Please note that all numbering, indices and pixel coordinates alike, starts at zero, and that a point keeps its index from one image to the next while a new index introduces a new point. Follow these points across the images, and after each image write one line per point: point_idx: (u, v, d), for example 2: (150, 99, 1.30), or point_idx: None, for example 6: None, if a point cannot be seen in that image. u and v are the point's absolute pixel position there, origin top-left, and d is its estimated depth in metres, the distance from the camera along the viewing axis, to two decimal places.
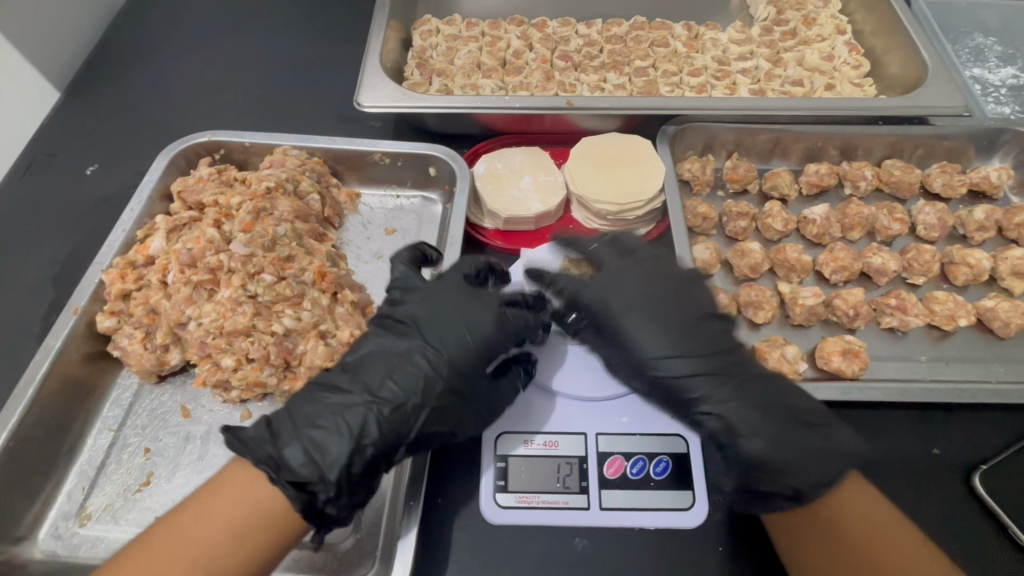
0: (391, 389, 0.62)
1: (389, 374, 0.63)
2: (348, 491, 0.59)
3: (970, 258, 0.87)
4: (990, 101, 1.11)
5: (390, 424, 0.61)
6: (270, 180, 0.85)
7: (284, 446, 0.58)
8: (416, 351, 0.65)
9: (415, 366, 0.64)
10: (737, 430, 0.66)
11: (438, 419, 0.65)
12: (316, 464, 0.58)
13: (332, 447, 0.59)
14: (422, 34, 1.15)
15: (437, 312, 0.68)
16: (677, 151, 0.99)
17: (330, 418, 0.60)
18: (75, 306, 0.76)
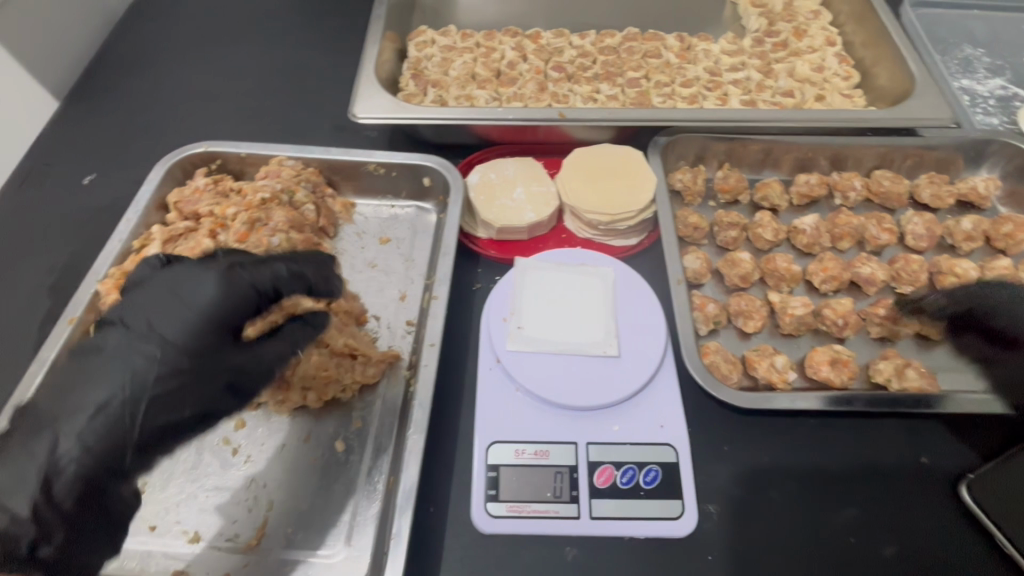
0: (86, 396, 0.55)
1: (83, 384, 0.56)
2: (60, 525, 0.54)
3: (957, 269, 0.88)
4: (978, 112, 1.12)
5: (91, 434, 0.54)
6: (265, 191, 0.87)
7: None
8: (121, 347, 0.57)
9: (116, 364, 0.56)
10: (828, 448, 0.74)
11: (156, 416, 0.57)
12: (2, 510, 0.52)
13: (31, 481, 0.53)
14: (418, 45, 1.16)
15: (142, 297, 0.60)
16: (669, 161, 1.00)
17: (18, 457, 0.54)
18: (70, 316, 0.76)
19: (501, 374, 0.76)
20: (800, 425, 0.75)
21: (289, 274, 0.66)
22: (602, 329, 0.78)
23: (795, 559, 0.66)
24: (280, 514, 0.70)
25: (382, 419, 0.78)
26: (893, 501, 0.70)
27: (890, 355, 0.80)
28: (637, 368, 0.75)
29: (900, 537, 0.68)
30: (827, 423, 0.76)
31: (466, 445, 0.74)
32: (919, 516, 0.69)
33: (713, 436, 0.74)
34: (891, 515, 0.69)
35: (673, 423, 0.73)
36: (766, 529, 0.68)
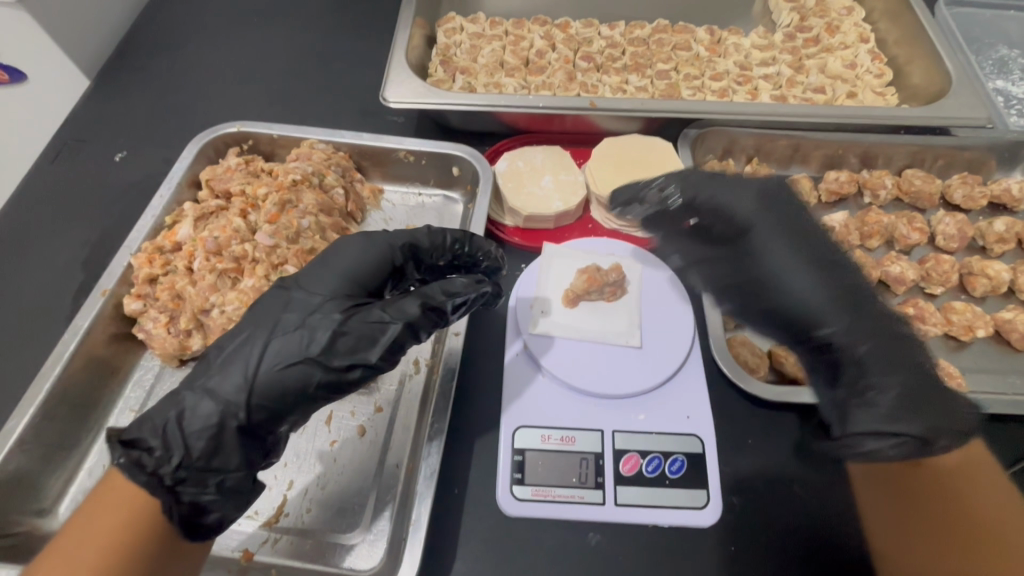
0: (284, 340, 0.60)
1: (270, 329, 0.61)
2: (234, 450, 0.57)
3: (989, 270, 0.87)
4: (1013, 114, 1.10)
5: (270, 379, 0.58)
6: (296, 172, 0.86)
7: (186, 408, 0.57)
8: (272, 296, 0.64)
9: (306, 315, 0.62)
10: (787, 264, 0.69)
11: (284, 355, 0.59)
12: (212, 404, 0.57)
13: (170, 418, 0.56)
14: (447, 32, 1.16)
15: (340, 254, 0.68)
16: (697, 154, 1.00)
17: (225, 362, 0.59)
18: (103, 288, 0.77)
19: (525, 360, 0.77)
20: (788, 250, 0.70)
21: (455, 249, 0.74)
22: (626, 321, 0.79)
23: (811, 556, 0.66)
24: (345, 480, 0.71)
25: (402, 405, 0.76)
26: (855, 316, 0.66)
27: None
28: (660, 360, 0.76)
29: (869, 348, 0.65)
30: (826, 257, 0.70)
31: (491, 430, 0.74)
32: (909, 361, 0.65)
33: (735, 430, 0.75)
34: (875, 338, 0.65)
35: (700, 415, 0.73)
36: (781, 524, 0.68)
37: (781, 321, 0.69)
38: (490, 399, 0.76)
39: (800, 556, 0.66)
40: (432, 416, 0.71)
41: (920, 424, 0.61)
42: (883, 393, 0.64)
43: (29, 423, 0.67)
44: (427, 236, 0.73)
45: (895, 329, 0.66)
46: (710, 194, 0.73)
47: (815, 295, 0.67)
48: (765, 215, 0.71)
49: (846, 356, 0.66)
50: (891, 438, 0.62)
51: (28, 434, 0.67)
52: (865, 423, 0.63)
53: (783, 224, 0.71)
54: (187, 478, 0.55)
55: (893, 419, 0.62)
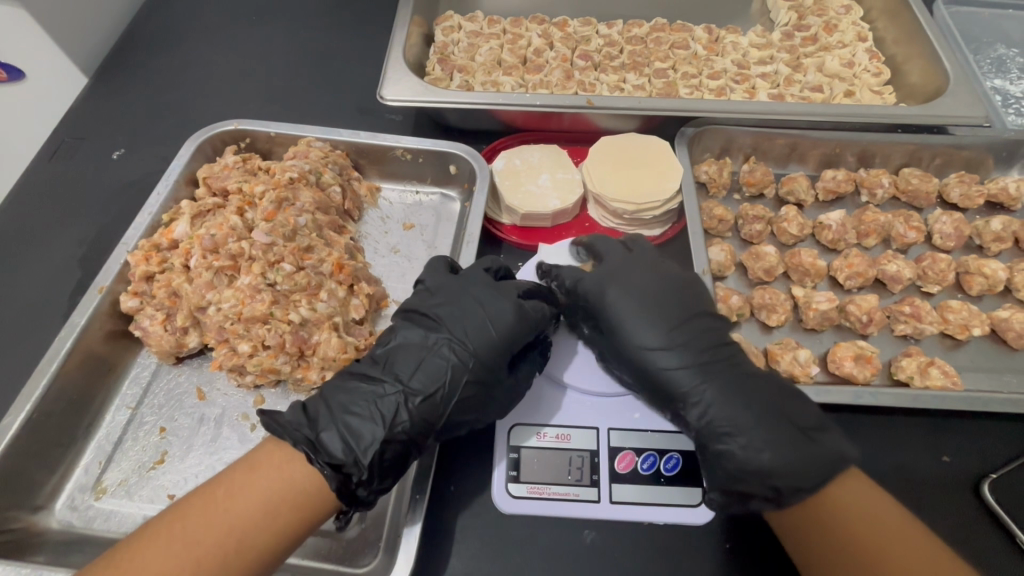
0: (424, 380, 0.64)
1: (419, 366, 0.65)
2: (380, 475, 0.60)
3: (986, 269, 0.87)
4: (1011, 113, 1.10)
5: (420, 413, 0.63)
6: (293, 171, 0.86)
7: (352, 423, 0.61)
8: (442, 344, 0.67)
9: (444, 359, 0.66)
10: (628, 328, 0.70)
11: (467, 408, 0.66)
12: (375, 425, 0.61)
13: (345, 428, 0.60)
14: (445, 30, 1.16)
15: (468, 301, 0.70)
16: (695, 153, 1.00)
17: (381, 389, 0.64)
18: (100, 286, 0.77)
19: None
20: (621, 311, 0.71)
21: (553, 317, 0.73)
22: None
23: None
24: None
25: None
26: (703, 382, 0.66)
27: (914, 353, 0.79)
28: None
29: (713, 411, 0.65)
30: (643, 310, 0.71)
31: (487, 428, 0.74)
32: (746, 414, 0.64)
33: None
34: (709, 391, 0.65)
35: None
36: None
37: (642, 385, 0.70)
38: None
39: (793, 554, 0.66)
40: None
41: (773, 466, 0.61)
42: (732, 446, 0.63)
43: (24, 420, 0.67)
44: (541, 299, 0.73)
45: (740, 379, 0.66)
46: (564, 269, 0.78)
47: (661, 355, 0.68)
48: (611, 281, 0.73)
49: (694, 412, 0.66)
50: (743, 482, 0.62)
51: (25, 431, 0.67)
52: (726, 475, 0.63)
53: (626, 287, 0.73)
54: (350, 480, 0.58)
55: (743, 470, 0.62)
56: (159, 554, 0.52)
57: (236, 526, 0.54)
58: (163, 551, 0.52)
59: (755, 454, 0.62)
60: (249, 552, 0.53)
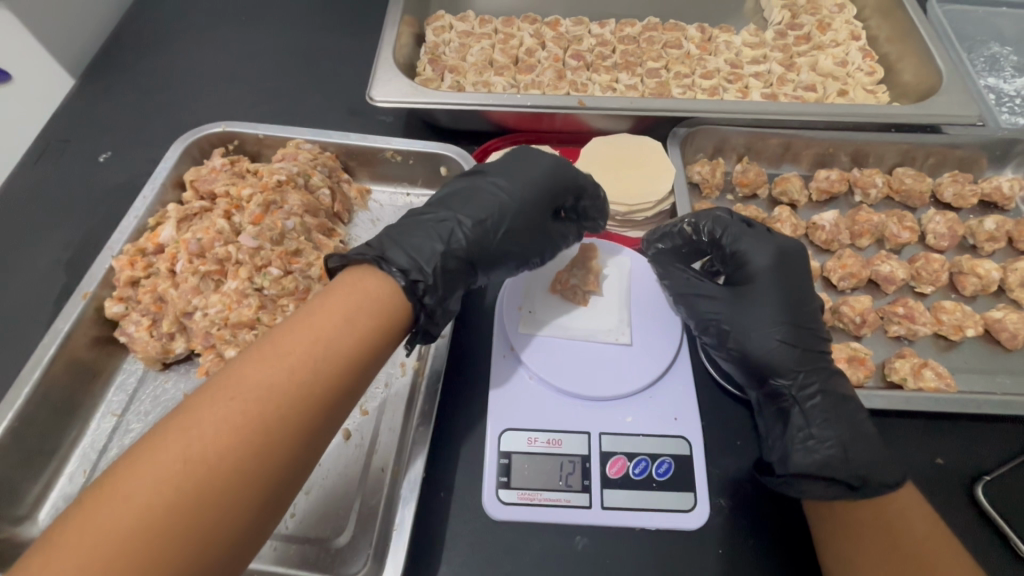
0: (474, 211, 0.71)
1: (468, 203, 0.72)
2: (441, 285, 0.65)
3: (979, 269, 0.87)
4: (1004, 111, 1.09)
5: (472, 235, 0.69)
6: (281, 173, 0.85)
7: (411, 243, 0.65)
8: (488, 185, 0.75)
9: (491, 198, 0.73)
10: (769, 310, 0.73)
11: (514, 239, 0.73)
12: (435, 242, 0.66)
13: (405, 245, 0.64)
14: (435, 30, 1.15)
15: (504, 165, 0.78)
16: (688, 153, 0.99)
17: (431, 220, 0.69)
18: (85, 291, 0.76)
19: (513, 363, 0.77)
20: (769, 304, 0.73)
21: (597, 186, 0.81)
22: (615, 319, 0.79)
23: (799, 560, 0.65)
24: (331, 485, 0.70)
25: (388, 408, 0.76)
26: (813, 374, 0.70)
27: (908, 355, 0.79)
28: (647, 361, 0.76)
29: (818, 400, 0.68)
30: (794, 297, 0.74)
31: (478, 433, 0.73)
32: (854, 426, 0.67)
33: (724, 430, 0.74)
34: (823, 397, 0.68)
35: (687, 416, 0.73)
36: (768, 527, 0.67)
37: (752, 364, 0.71)
38: (476, 402, 0.76)
39: (787, 560, 0.65)
40: (417, 420, 0.70)
41: (859, 470, 0.63)
42: (824, 441, 0.66)
43: (6, 428, 0.66)
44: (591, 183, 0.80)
45: (848, 394, 0.69)
46: (742, 240, 0.76)
47: (789, 352, 0.70)
48: (773, 275, 0.74)
49: (798, 407, 0.69)
50: (821, 477, 0.64)
51: (7, 439, 0.66)
52: (803, 461, 0.65)
53: (790, 287, 0.74)
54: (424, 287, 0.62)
55: (824, 463, 0.65)
56: (254, 368, 0.49)
57: (321, 340, 0.52)
58: (254, 368, 0.48)
59: (835, 441, 0.66)
60: (332, 370, 0.51)
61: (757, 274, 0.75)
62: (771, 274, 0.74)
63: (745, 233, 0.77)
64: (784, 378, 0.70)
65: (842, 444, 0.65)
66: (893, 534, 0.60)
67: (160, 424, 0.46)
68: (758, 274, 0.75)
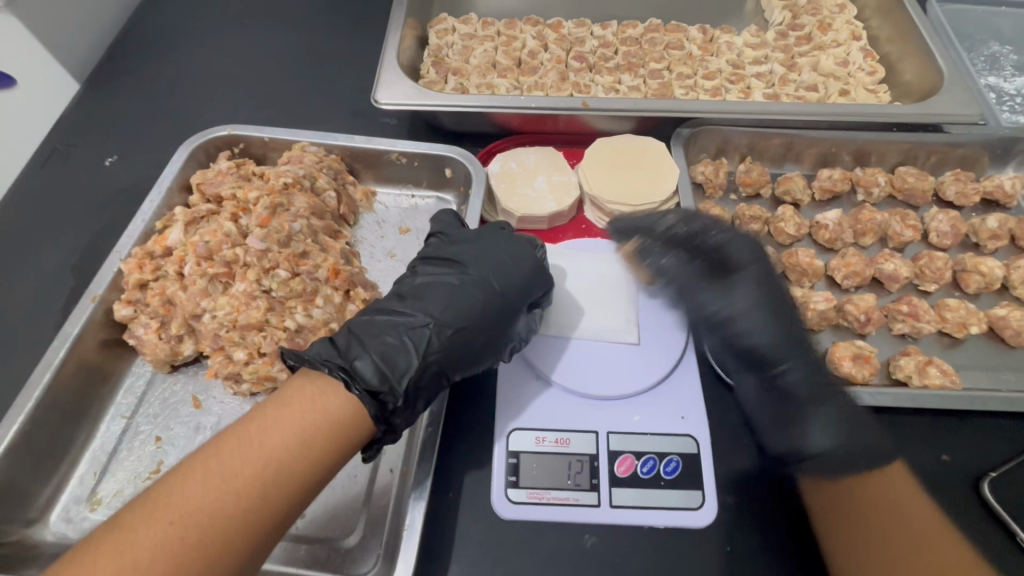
0: (448, 315, 0.68)
1: (446, 304, 0.68)
2: (410, 406, 0.63)
3: (982, 267, 0.87)
4: (1005, 110, 1.10)
5: (445, 347, 0.66)
6: (287, 176, 0.85)
7: (379, 355, 0.62)
8: (468, 281, 0.71)
9: (467, 299, 0.69)
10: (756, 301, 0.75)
11: (486, 347, 0.69)
12: (404, 359, 0.63)
13: (374, 357, 0.62)
14: (438, 33, 1.15)
15: (484, 253, 0.74)
16: (691, 154, 1.00)
17: (402, 322, 0.66)
18: (93, 294, 0.77)
19: (520, 363, 0.77)
20: (759, 291, 0.75)
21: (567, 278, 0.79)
22: (621, 318, 0.79)
23: (806, 557, 0.66)
24: (340, 486, 0.70)
25: None
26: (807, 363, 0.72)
27: (913, 352, 0.79)
28: (653, 360, 0.76)
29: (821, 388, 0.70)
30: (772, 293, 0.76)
31: (486, 433, 0.74)
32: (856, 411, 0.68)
33: (731, 429, 0.75)
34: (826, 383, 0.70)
35: (694, 415, 0.73)
36: (775, 522, 0.68)
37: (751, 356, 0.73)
38: (483, 402, 0.76)
39: (794, 554, 0.66)
40: (426, 420, 0.71)
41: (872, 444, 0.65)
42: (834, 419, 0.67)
43: (18, 432, 0.66)
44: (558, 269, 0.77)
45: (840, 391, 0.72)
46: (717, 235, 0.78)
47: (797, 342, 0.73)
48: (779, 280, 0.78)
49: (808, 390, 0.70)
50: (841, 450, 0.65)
51: (17, 442, 0.66)
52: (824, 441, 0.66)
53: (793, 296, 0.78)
54: (394, 410, 0.61)
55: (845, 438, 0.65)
56: (203, 482, 0.51)
57: (272, 460, 0.53)
58: (205, 484, 0.51)
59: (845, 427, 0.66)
60: (288, 482, 0.53)
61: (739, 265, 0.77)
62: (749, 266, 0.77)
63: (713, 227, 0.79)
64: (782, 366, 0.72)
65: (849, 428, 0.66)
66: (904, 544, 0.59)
67: (125, 513, 0.49)
68: (739, 265, 0.77)
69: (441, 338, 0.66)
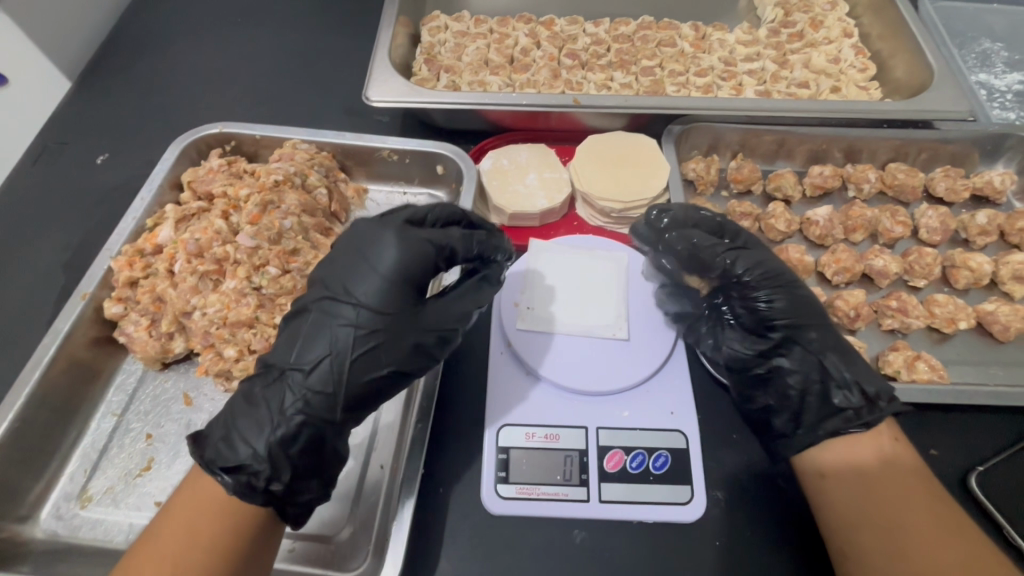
0: (306, 356, 0.61)
1: (301, 343, 0.62)
2: (290, 464, 0.58)
3: (971, 263, 0.88)
4: (996, 107, 1.10)
5: (310, 391, 0.59)
6: (278, 173, 0.85)
7: (239, 429, 0.59)
8: (322, 312, 0.62)
9: (325, 330, 0.61)
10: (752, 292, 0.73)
11: (372, 363, 0.61)
12: (268, 419, 0.59)
13: (233, 438, 0.58)
14: (431, 30, 1.15)
15: (338, 264, 0.66)
16: (682, 150, 1.00)
17: (264, 382, 0.61)
18: (83, 292, 0.77)
19: (511, 359, 0.77)
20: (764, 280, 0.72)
21: (462, 237, 0.69)
22: (612, 314, 0.79)
23: (793, 551, 0.66)
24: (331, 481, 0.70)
25: (388, 405, 0.76)
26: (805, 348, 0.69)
27: (901, 347, 0.80)
28: (643, 356, 0.76)
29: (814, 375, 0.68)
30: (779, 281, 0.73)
31: (477, 429, 0.74)
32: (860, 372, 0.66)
33: (720, 425, 0.75)
34: (827, 349, 0.68)
35: (684, 410, 0.73)
36: (763, 515, 0.68)
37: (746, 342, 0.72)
38: (474, 398, 0.76)
39: (781, 546, 0.66)
40: (416, 416, 0.71)
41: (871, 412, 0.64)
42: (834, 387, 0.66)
43: (8, 429, 0.66)
44: (461, 236, 0.69)
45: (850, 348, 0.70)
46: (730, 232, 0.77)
47: (794, 307, 0.70)
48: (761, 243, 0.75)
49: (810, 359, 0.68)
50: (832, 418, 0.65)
51: (8, 440, 0.66)
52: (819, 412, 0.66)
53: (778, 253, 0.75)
54: (274, 472, 0.57)
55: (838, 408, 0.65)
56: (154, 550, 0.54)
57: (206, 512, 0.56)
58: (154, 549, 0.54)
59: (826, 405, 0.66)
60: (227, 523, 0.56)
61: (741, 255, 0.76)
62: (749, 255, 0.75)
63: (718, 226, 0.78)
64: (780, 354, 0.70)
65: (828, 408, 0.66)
66: (919, 532, 0.57)
67: None
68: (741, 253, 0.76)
69: (307, 379, 0.59)
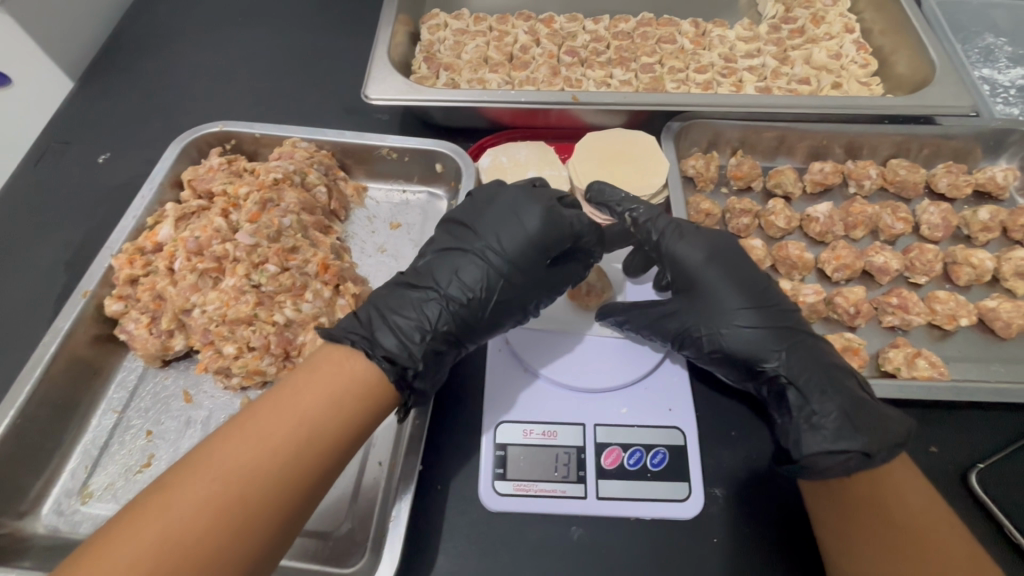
0: (459, 285, 0.68)
1: (455, 273, 0.69)
2: (427, 373, 0.65)
3: (973, 259, 0.87)
4: (999, 102, 1.10)
5: (459, 316, 0.67)
6: (277, 172, 0.86)
7: (390, 328, 0.64)
8: (477, 252, 0.70)
9: (477, 267, 0.69)
10: (726, 300, 0.71)
11: (502, 306, 0.70)
12: (418, 327, 0.65)
13: (386, 332, 0.64)
14: (430, 28, 1.15)
15: (498, 213, 0.72)
16: (681, 147, 0.99)
17: (410, 298, 0.68)
18: (84, 290, 0.77)
19: (509, 355, 0.77)
20: (727, 298, 0.71)
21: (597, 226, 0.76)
22: None
23: (789, 553, 0.65)
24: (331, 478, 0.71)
25: None
26: (793, 354, 0.67)
27: (901, 344, 0.79)
28: (641, 353, 0.76)
29: (817, 399, 0.64)
30: (742, 290, 0.71)
31: (474, 425, 0.74)
32: (842, 389, 0.65)
33: (719, 422, 0.75)
34: (804, 375, 0.66)
35: (681, 407, 0.73)
36: (761, 514, 0.68)
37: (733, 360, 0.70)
38: (472, 396, 0.76)
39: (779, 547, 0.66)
40: (413, 414, 0.71)
41: (864, 441, 0.60)
42: (827, 415, 0.63)
43: (9, 425, 0.67)
44: (590, 226, 0.75)
45: (831, 361, 0.67)
46: (672, 241, 0.74)
47: (759, 337, 0.69)
48: (710, 268, 0.72)
49: (793, 387, 0.66)
50: (839, 449, 0.60)
51: (9, 436, 0.67)
52: (816, 444, 0.62)
53: (738, 274, 0.72)
54: (419, 373, 0.64)
55: (838, 439, 0.61)
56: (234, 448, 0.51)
57: (306, 417, 0.54)
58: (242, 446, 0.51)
59: (839, 415, 0.63)
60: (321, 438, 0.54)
61: (699, 271, 0.72)
62: (710, 266, 0.72)
63: (673, 230, 0.74)
64: (769, 365, 0.68)
65: (847, 417, 0.62)
66: (855, 548, 0.59)
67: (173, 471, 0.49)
68: (699, 270, 0.72)
69: (455, 306, 0.67)
